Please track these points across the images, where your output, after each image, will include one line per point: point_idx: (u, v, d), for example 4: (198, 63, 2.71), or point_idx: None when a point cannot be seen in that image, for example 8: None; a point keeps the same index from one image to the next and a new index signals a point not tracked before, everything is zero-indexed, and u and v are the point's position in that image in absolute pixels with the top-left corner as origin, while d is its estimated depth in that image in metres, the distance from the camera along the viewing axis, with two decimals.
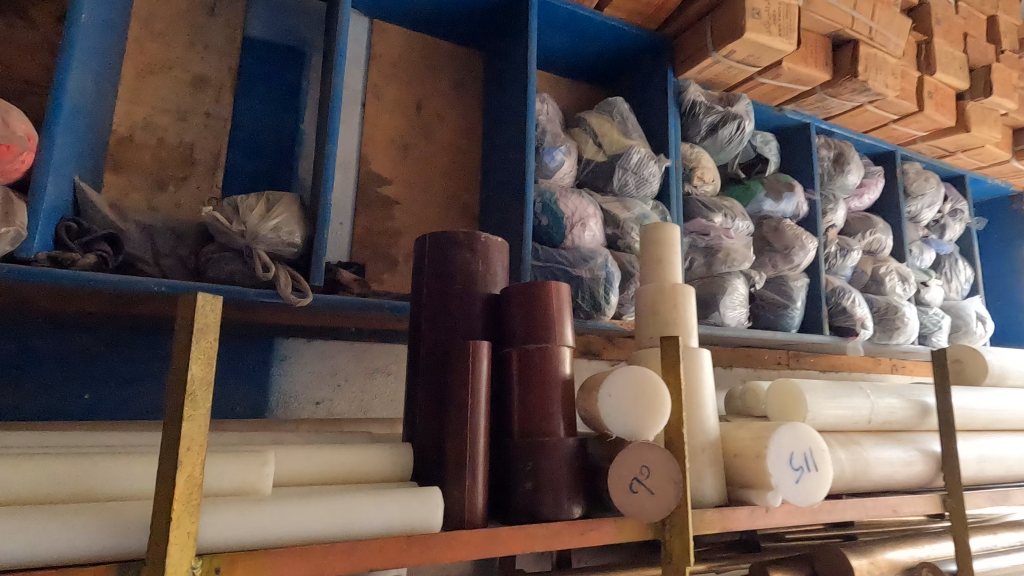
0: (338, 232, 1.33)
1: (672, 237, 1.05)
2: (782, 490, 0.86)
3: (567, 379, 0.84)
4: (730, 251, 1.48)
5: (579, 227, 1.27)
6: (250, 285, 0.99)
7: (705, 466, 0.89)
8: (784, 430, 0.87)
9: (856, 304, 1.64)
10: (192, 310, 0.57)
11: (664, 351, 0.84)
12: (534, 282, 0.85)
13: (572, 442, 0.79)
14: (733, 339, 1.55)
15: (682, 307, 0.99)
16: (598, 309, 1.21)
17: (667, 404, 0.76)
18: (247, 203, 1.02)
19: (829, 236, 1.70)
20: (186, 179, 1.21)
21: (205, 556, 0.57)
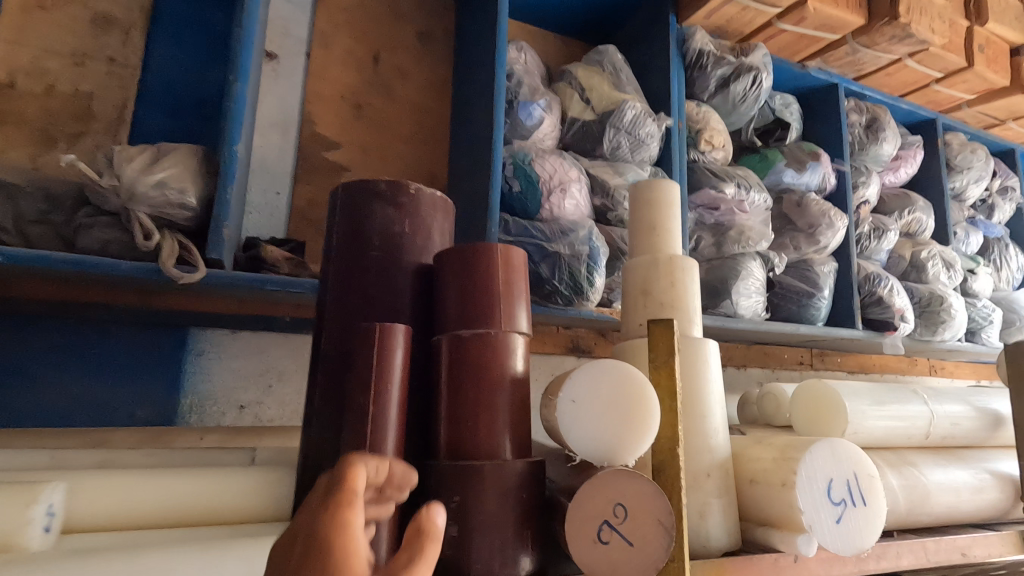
0: (273, 204, 1.12)
1: (670, 197, 0.82)
2: (818, 532, 0.61)
3: (518, 379, 0.61)
4: (744, 228, 1.24)
5: (558, 195, 1.04)
6: (128, 257, 0.78)
7: (711, 498, 0.65)
8: (818, 448, 0.64)
9: (894, 293, 1.39)
10: None
11: (653, 341, 0.61)
12: (475, 244, 0.62)
13: (520, 467, 0.57)
14: (748, 334, 1.31)
15: (682, 286, 0.76)
16: (579, 294, 0.98)
17: (655, 417, 0.55)
18: (126, 153, 0.80)
19: (861, 214, 1.45)
20: (82, 135, 1.00)
21: None
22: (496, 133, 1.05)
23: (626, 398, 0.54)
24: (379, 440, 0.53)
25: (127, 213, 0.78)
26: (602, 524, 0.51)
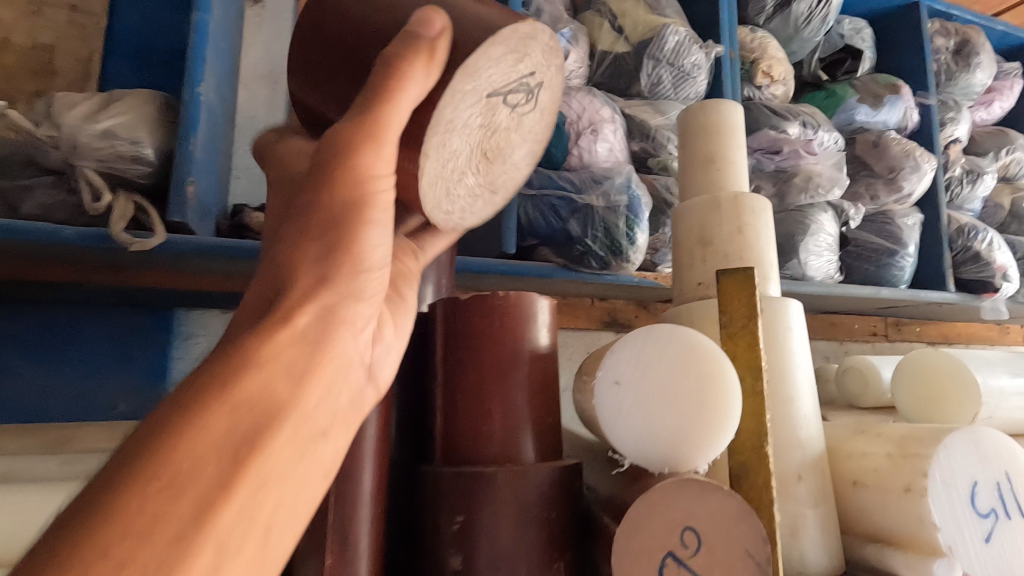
0: (264, 166, 0.99)
1: (733, 121, 0.64)
2: (962, 558, 0.45)
3: (543, 355, 0.45)
4: (812, 173, 1.04)
5: (588, 136, 0.87)
6: (76, 223, 0.66)
7: (806, 508, 0.49)
8: (958, 439, 0.47)
9: (994, 247, 1.17)
10: None
11: (723, 299, 0.44)
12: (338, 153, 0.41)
13: (547, 473, 0.41)
14: (817, 299, 1.12)
15: (754, 232, 0.58)
16: (618, 254, 0.81)
17: (724, 423, 0.38)
18: (69, 99, 0.67)
19: (951, 155, 1.23)
20: (44, 94, 0.88)
21: None
22: None
23: (692, 380, 0.38)
24: None
25: (72, 169, 0.65)
26: (665, 558, 0.36)
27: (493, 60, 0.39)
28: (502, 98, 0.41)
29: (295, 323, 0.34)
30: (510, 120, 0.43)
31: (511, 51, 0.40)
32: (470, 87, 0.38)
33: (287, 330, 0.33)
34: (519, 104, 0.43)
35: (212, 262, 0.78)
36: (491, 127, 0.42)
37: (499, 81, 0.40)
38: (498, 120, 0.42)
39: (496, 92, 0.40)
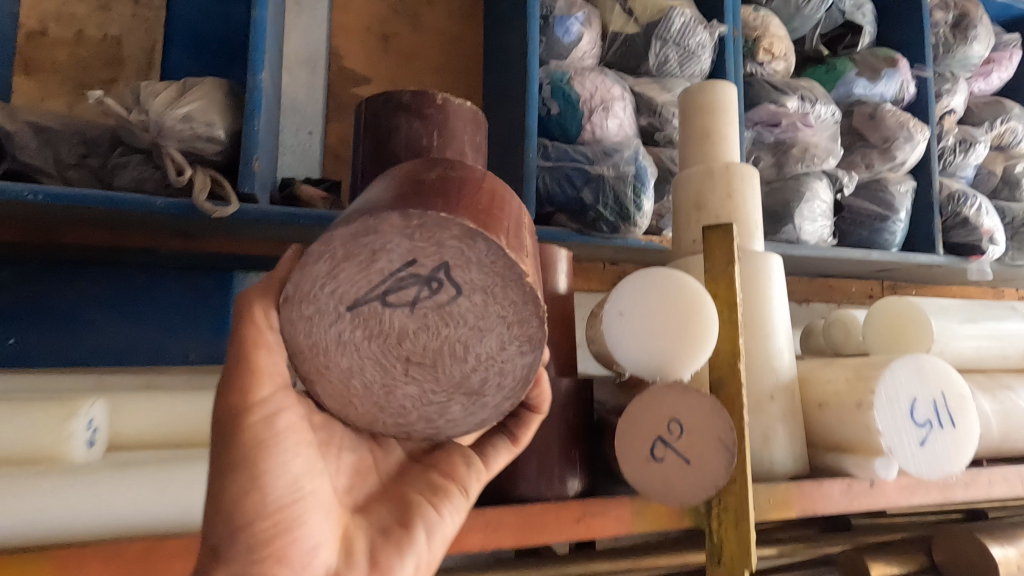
0: (307, 144, 1.10)
1: (727, 100, 0.73)
2: (899, 457, 0.56)
3: (562, 297, 0.56)
4: (809, 145, 1.12)
5: (600, 113, 0.96)
6: (163, 194, 0.78)
7: (776, 421, 0.60)
8: (901, 365, 0.57)
9: (982, 213, 1.25)
10: None
11: (708, 250, 0.55)
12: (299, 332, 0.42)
13: (566, 386, 0.53)
14: (812, 262, 1.21)
15: (741, 197, 0.68)
16: (626, 220, 0.91)
17: (694, 358, 0.50)
18: (152, 88, 0.78)
19: (945, 125, 1.30)
20: (115, 81, 0.99)
21: None
22: (531, 49, 0.96)
23: (672, 328, 0.49)
24: None
25: (160, 149, 0.77)
26: (656, 441, 0.47)
27: (327, 275, 0.38)
28: (382, 300, 0.38)
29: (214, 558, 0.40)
30: (423, 312, 0.38)
31: (353, 258, 0.37)
32: (313, 309, 0.39)
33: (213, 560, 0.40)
34: (417, 296, 0.38)
35: (273, 229, 0.89)
36: (397, 334, 0.39)
37: (353, 292, 0.38)
38: (400, 322, 0.38)
39: (368, 300, 0.38)
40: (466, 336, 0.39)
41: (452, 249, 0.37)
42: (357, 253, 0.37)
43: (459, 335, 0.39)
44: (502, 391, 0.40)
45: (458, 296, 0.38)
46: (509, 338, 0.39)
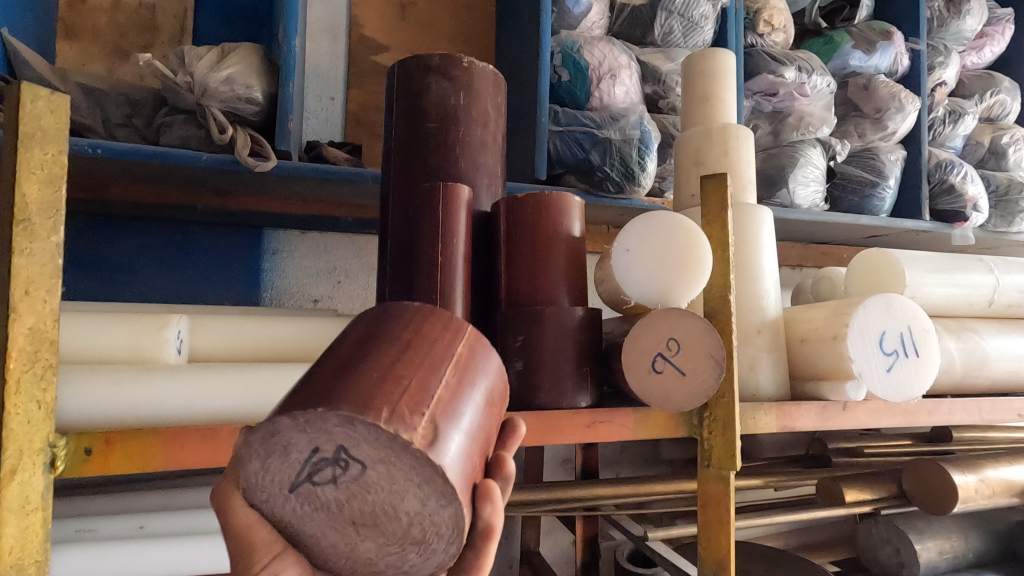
0: (329, 109, 1.16)
1: (726, 66, 0.79)
2: (867, 381, 0.64)
3: (576, 239, 0.64)
4: (804, 114, 1.20)
5: (608, 80, 1.02)
6: (206, 151, 0.85)
7: (761, 351, 0.68)
8: (872, 302, 0.65)
9: (968, 181, 1.32)
10: (10, 160, 0.41)
11: (705, 198, 0.62)
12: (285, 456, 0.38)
13: (578, 315, 0.60)
14: (805, 226, 1.29)
15: (737, 155, 0.75)
16: (630, 180, 0.98)
17: (687, 292, 0.58)
18: (195, 52, 0.85)
19: (936, 97, 1.36)
20: (150, 47, 1.05)
21: (72, 433, 0.44)
22: (544, 18, 1.01)
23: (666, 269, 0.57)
24: (449, 285, 0.59)
25: (202, 109, 0.83)
26: (657, 356, 0.55)
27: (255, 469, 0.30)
28: (309, 483, 0.30)
29: None
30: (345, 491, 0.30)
31: (265, 453, 0.30)
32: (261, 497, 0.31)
33: None
34: (337, 476, 0.30)
35: (304, 186, 0.96)
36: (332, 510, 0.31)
37: (284, 479, 0.30)
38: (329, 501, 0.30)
39: (296, 483, 0.30)
40: (389, 504, 0.30)
41: (344, 434, 0.29)
42: (267, 446, 0.30)
43: (381, 503, 0.30)
44: (444, 548, 0.31)
45: (366, 468, 0.29)
46: (437, 495, 0.30)
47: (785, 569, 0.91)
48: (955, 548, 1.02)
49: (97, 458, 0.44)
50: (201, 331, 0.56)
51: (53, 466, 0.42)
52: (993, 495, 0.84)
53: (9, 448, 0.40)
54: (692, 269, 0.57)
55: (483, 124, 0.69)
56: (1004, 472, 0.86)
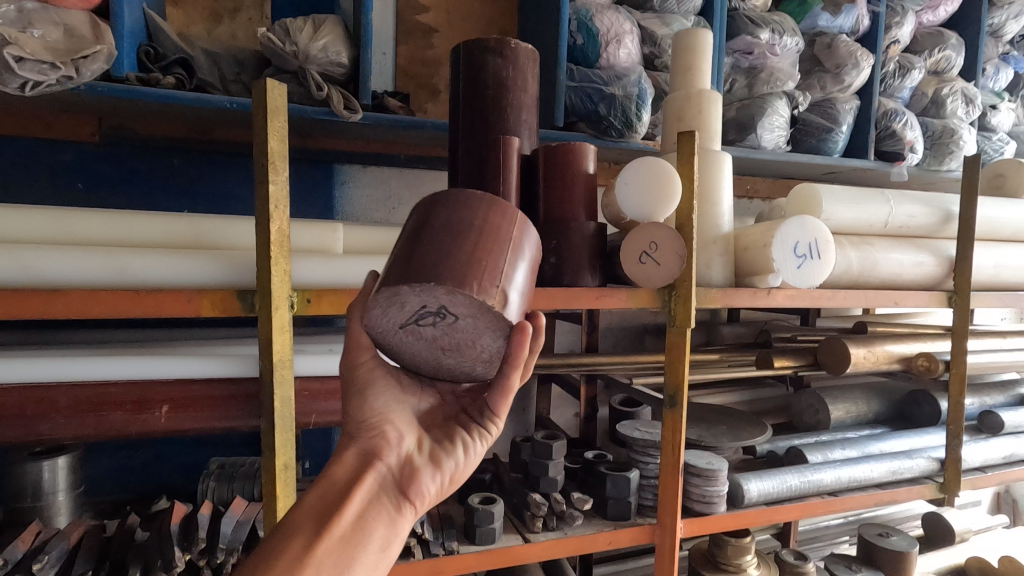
0: (382, 62, 1.40)
1: (705, 42, 1.05)
2: (783, 273, 0.95)
3: (590, 176, 0.92)
4: (774, 70, 1.44)
5: (613, 45, 1.25)
6: (308, 104, 1.10)
7: (715, 255, 1.00)
8: (791, 222, 0.94)
9: (908, 127, 1.58)
10: (264, 129, 0.70)
11: (680, 148, 0.90)
12: None
13: (591, 227, 0.91)
14: (772, 164, 1.56)
15: (708, 114, 1.03)
16: (630, 128, 1.25)
17: (662, 214, 0.88)
18: (296, 25, 1.09)
19: (889, 54, 1.61)
20: (239, 10, 1.27)
21: (300, 291, 0.75)
22: None
23: (649, 197, 0.87)
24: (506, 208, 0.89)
25: (304, 72, 1.08)
26: (642, 254, 0.86)
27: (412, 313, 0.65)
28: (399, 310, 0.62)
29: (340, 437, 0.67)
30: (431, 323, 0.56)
31: None
32: None
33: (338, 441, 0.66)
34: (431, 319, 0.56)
35: (375, 132, 1.22)
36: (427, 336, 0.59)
37: None
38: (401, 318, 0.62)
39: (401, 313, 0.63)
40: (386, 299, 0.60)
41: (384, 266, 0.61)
42: None
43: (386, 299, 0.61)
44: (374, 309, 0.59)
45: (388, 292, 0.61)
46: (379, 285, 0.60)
47: (730, 417, 1.27)
48: (859, 410, 1.38)
49: (314, 305, 0.75)
50: (349, 235, 0.87)
51: (292, 307, 0.73)
52: (877, 362, 1.18)
53: (275, 295, 0.71)
54: (667, 199, 0.86)
55: (525, 91, 0.95)
56: (889, 347, 1.20)
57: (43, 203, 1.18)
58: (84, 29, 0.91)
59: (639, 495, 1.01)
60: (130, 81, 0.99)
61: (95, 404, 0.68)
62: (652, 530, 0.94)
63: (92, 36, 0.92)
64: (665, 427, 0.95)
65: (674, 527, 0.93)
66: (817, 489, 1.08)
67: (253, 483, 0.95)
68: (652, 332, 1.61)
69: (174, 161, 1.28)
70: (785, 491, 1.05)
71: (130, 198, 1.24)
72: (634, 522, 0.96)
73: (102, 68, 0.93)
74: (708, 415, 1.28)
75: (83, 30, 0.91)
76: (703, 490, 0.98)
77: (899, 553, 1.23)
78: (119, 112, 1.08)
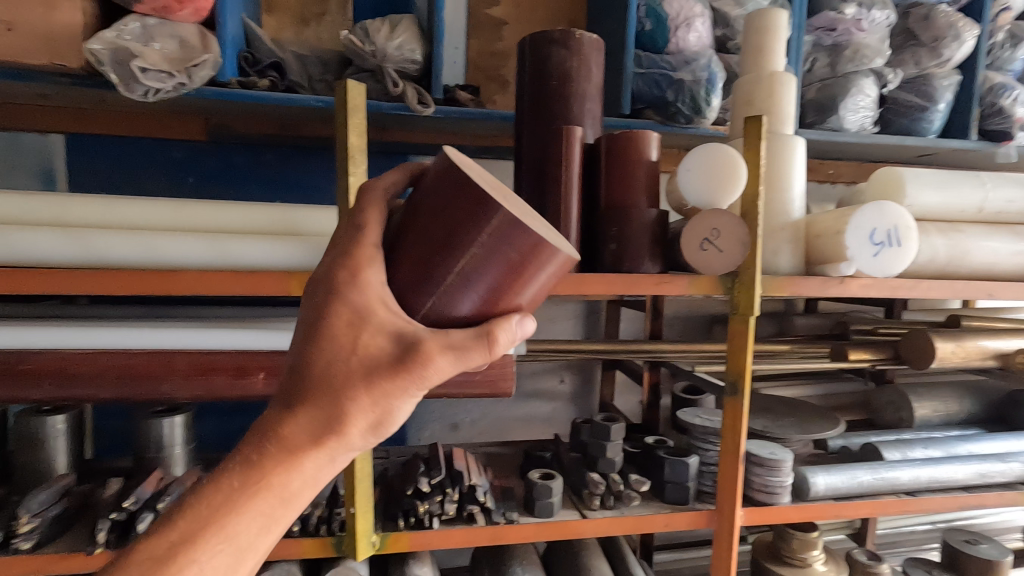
0: (454, 57, 1.46)
1: (779, 22, 1.01)
2: (856, 261, 0.91)
3: (652, 163, 0.93)
4: (860, 47, 1.35)
5: (683, 29, 1.24)
6: (385, 100, 1.18)
7: (783, 242, 0.98)
8: (869, 208, 0.90)
9: (1018, 103, 1.44)
10: (344, 126, 0.77)
11: (746, 134, 0.89)
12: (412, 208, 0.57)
13: (652, 214, 0.91)
14: (856, 147, 1.48)
15: (780, 97, 1.00)
16: (699, 113, 1.23)
17: (724, 201, 0.87)
18: (374, 26, 1.16)
19: (998, 22, 1.47)
20: (324, 14, 1.37)
21: None
22: None
23: (711, 185, 0.86)
24: (568, 196, 0.92)
25: (382, 70, 1.15)
26: (704, 240, 0.86)
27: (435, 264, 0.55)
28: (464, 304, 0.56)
29: (297, 414, 0.52)
30: None
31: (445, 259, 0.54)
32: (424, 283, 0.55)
33: (295, 420, 0.52)
34: None
35: (446, 125, 1.28)
36: None
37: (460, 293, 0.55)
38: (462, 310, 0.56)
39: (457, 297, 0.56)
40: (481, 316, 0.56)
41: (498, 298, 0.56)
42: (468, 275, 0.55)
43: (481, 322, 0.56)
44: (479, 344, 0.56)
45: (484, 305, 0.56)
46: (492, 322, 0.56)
47: (799, 410, 1.23)
48: (948, 409, 1.29)
49: None
50: None
51: None
52: (967, 358, 1.10)
53: None
54: (729, 187, 0.86)
55: (589, 81, 0.97)
56: (982, 343, 1.12)
57: (160, 195, 1.34)
58: (194, 40, 1.03)
59: (699, 481, 1.02)
60: (232, 86, 1.11)
61: (207, 368, 0.80)
62: (710, 516, 0.95)
63: (201, 46, 1.03)
64: (726, 415, 0.95)
65: (734, 513, 0.93)
66: (892, 488, 1.04)
67: None
68: (720, 321, 1.58)
69: (268, 155, 1.40)
70: (856, 487, 1.02)
71: (230, 190, 1.38)
72: (692, 507, 0.97)
73: (209, 74, 1.04)
74: (777, 407, 1.25)
75: (194, 40, 1.03)
76: (765, 480, 0.97)
77: (987, 561, 1.15)
78: (222, 113, 1.20)
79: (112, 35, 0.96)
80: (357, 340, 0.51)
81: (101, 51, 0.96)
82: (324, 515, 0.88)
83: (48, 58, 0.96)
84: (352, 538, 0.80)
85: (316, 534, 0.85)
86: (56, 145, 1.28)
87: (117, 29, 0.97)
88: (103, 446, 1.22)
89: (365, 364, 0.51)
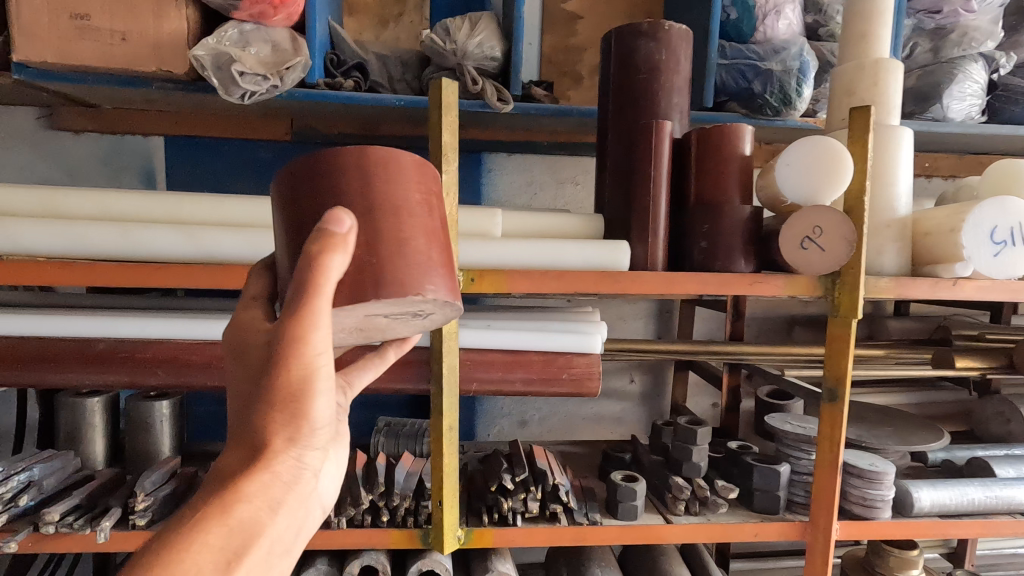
0: (528, 53, 1.45)
1: (883, 5, 0.95)
2: (974, 262, 0.84)
3: (746, 157, 0.89)
4: (968, 29, 1.26)
5: (772, 16, 1.19)
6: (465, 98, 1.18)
7: (888, 241, 0.92)
8: (988, 203, 0.82)
9: None
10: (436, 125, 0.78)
11: (852, 125, 0.84)
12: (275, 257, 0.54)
13: (746, 210, 0.88)
14: (959, 138, 1.37)
15: (885, 85, 0.94)
16: (788, 106, 1.18)
17: (828, 197, 0.82)
18: (455, 24, 1.17)
19: None
20: (402, 14, 1.40)
21: (466, 270, 0.84)
22: None
23: (813, 180, 0.82)
24: (656, 193, 0.89)
25: (462, 67, 1.16)
26: (804, 238, 0.82)
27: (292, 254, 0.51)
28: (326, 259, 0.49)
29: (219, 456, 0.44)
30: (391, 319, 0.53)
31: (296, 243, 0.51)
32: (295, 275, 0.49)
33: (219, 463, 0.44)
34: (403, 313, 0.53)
35: (523, 121, 1.28)
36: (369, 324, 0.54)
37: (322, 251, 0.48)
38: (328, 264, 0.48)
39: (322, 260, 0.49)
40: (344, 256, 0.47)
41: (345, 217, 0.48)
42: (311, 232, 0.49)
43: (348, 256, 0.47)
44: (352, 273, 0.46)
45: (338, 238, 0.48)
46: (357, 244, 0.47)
47: (897, 419, 1.16)
48: None
49: (478, 282, 0.84)
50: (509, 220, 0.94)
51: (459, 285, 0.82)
52: None
53: None
54: (833, 181, 0.81)
55: (677, 74, 0.94)
56: None
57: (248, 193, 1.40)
58: (286, 44, 1.06)
59: (789, 490, 0.97)
60: (320, 87, 1.14)
61: None
62: (804, 527, 0.90)
63: (292, 49, 1.07)
64: (823, 422, 0.90)
65: (829, 527, 0.88)
66: (1006, 507, 0.96)
67: (417, 442, 1.07)
68: (802, 323, 1.51)
69: None
70: (966, 504, 0.95)
71: None
72: (783, 517, 0.92)
73: (299, 76, 1.07)
74: (870, 415, 1.18)
75: (285, 44, 1.06)
76: (864, 493, 0.92)
77: None
78: (308, 113, 1.24)
79: (213, 41, 1.00)
80: (242, 357, 0.47)
81: (204, 57, 1.00)
82: (411, 507, 0.89)
83: (156, 66, 1.01)
84: (439, 531, 0.81)
85: (403, 526, 0.87)
86: (156, 147, 1.36)
87: (217, 35, 1.01)
88: (197, 431, 1.30)
89: (250, 375, 0.45)
